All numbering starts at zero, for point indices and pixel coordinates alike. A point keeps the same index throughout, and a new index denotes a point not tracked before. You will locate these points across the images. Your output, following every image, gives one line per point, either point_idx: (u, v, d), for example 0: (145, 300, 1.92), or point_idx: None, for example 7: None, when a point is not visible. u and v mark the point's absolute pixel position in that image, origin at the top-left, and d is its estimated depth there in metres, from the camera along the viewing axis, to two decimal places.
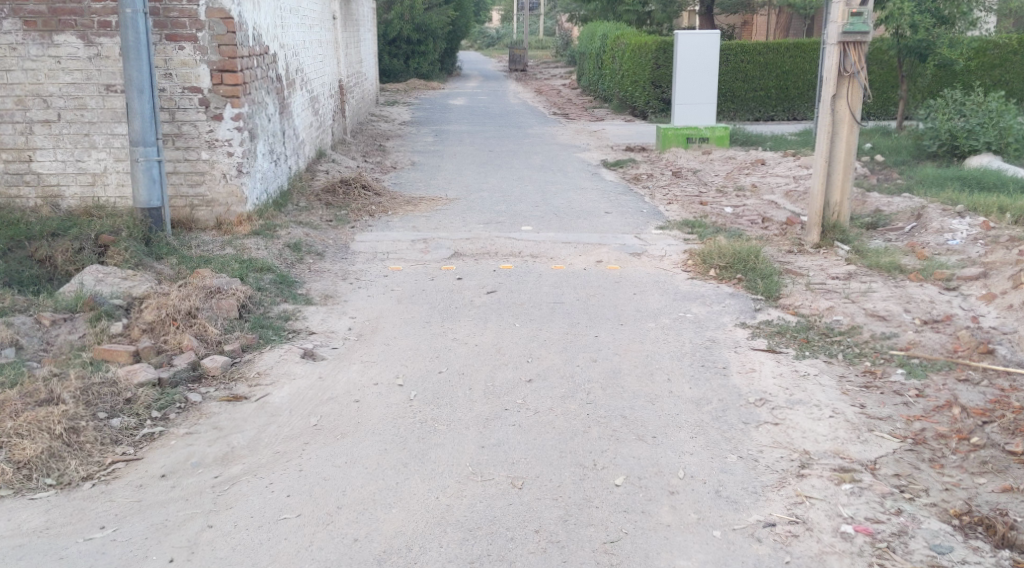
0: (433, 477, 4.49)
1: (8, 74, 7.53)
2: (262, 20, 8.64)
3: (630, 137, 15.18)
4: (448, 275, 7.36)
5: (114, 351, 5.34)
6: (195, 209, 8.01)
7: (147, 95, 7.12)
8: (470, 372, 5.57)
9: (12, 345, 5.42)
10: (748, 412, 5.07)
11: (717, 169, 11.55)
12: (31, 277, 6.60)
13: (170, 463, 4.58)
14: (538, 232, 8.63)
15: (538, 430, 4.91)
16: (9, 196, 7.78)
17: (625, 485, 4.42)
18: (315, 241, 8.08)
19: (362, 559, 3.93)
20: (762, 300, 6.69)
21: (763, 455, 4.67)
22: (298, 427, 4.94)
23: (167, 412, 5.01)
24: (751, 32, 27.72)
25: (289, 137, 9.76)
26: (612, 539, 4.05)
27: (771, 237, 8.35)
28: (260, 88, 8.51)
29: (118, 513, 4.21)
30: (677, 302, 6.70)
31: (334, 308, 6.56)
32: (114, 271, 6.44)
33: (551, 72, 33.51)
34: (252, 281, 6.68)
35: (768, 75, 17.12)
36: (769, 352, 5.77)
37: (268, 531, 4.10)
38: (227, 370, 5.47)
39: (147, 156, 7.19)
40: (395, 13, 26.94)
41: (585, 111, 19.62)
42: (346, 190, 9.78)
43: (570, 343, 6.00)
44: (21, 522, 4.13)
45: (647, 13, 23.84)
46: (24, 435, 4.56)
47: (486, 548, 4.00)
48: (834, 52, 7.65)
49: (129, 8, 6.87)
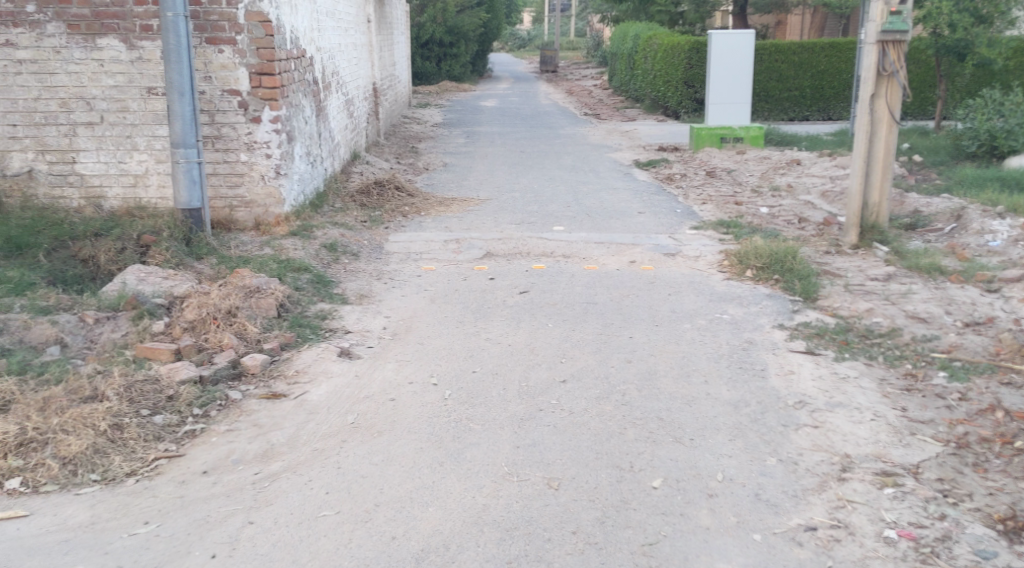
0: (469, 476, 4.51)
1: (52, 78, 7.64)
2: (299, 23, 8.73)
3: (663, 138, 15.12)
4: (479, 275, 7.38)
5: (156, 349, 5.42)
6: (234, 210, 8.09)
7: (187, 97, 7.19)
8: (505, 372, 5.59)
9: (56, 343, 5.52)
10: (787, 415, 5.03)
11: (752, 169, 11.45)
12: (74, 276, 6.70)
13: (211, 460, 4.63)
14: (569, 232, 8.64)
15: (572, 431, 4.91)
16: (52, 197, 7.90)
17: (663, 487, 4.41)
18: (350, 241, 8.14)
19: (400, 557, 3.95)
20: (799, 301, 6.64)
21: (803, 458, 4.64)
22: (335, 425, 4.99)
23: (208, 410, 5.07)
24: (785, 31, 27.49)
25: (324, 140, 9.82)
26: (650, 542, 4.04)
27: (809, 238, 8.26)
28: (297, 91, 8.59)
29: (160, 508, 4.26)
30: (713, 302, 6.68)
31: (369, 308, 6.60)
32: (155, 271, 6.51)
33: (581, 73, 33.42)
34: (290, 281, 6.77)
35: (803, 75, 16.98)
36: (807, 354, 5.73)
37: (307, 528, 4.14)
38: (266, 368, 5.53)
39: (188, 158, 7.25)
40: (428, 16, 27.13)
41: (617, 111, 19.59)
42: (380, 192, 9.86)
43: (603, 344, 5.99)
44: (67, 517, 4.18)
45: (679, 14, 23.67)
46: (68, 432, 4.63)
47: (523, 549, 4.00)
48: (873, 51, 7.58)
49: (170, 12, 6.96)
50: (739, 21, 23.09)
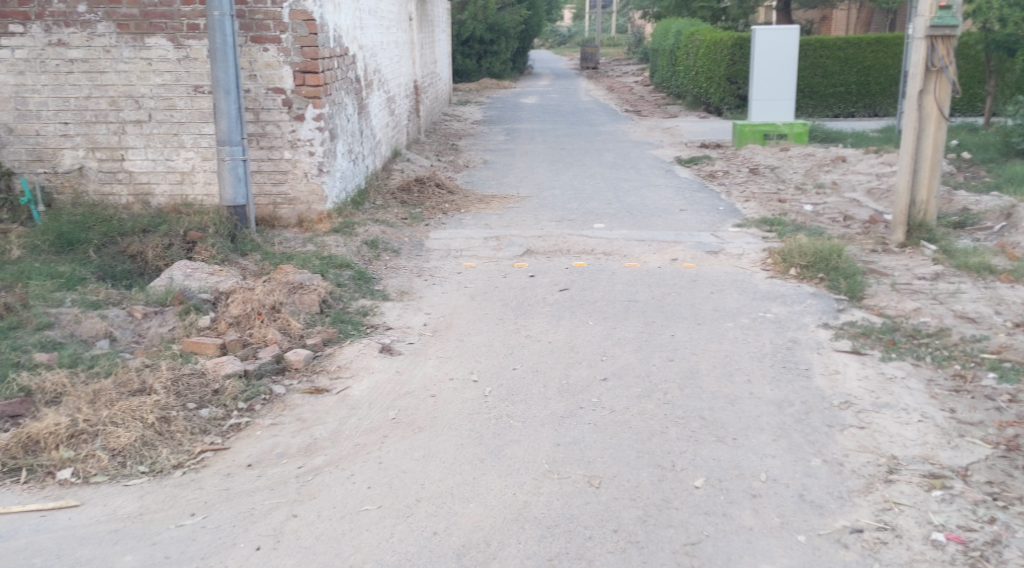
0: (510, 473, 4.52)
1: (102, 76, 7.78)
2: (342, 22, 8.79)
3: (705, 134, 15.01)
4: (520, 272, 7.39)
5: (202, 343, 5.51)
6: (278, 207, 8.19)
7: (233, 96, 7.28)
8: (545, 370, 5.58)
9: (106, 337, 5.64)
10: (832, 415, 4.97)
11: (796, 166, 11.31)
12: (123, 271, 6.83)
13: (256, 454, 4.70)
14: (610, 229, 8.61)
15: (613, 430, 4.89)
16: (102, 194, 8.06)
17: (705, 487, 4.38)
18: (391, 238, 8.20)
19: (441, 553, 3.97)
20: (844, 300, 6.55)
21: (849, 459, 4.58)
22: (377, 420, 5.03)
23: (252, 404, 5.14)
24: (830, 27, 27.12)
25: (366, 137, 9.89)
26: (692, 541, 4.02)
27: (854, 236, 8.14)
28: (340, 89, 8.66)
29: (206, 500, 4.33)
30: (756, 301, 6.62)
31: (410, 305, 6.64)
32: (201, 267, 6.61)
33: (622, 70, 33.29)
34: (332, 277, 6.83)
35: (849, 70, 16.74)
36: (853, 354, 5.65)
37: (350, 522, 4.18)
38: (309, 364, 5.59)
39: (233, 156, 7.34)
40: (469, 13, 27.19)
41: (659, 108, 19.48)
42: (420, 189, 9.91)
43: (644, 343, 5.96)
44: (116, 508, 4.26)
45: (722, 10, 23.45)
46: (117, 424, 4.72)
47: (564, 546, 4.00)
48: (922, 46, 7.46)
49: (216, 11, 7.05)
50: (783, 17, 22.82)
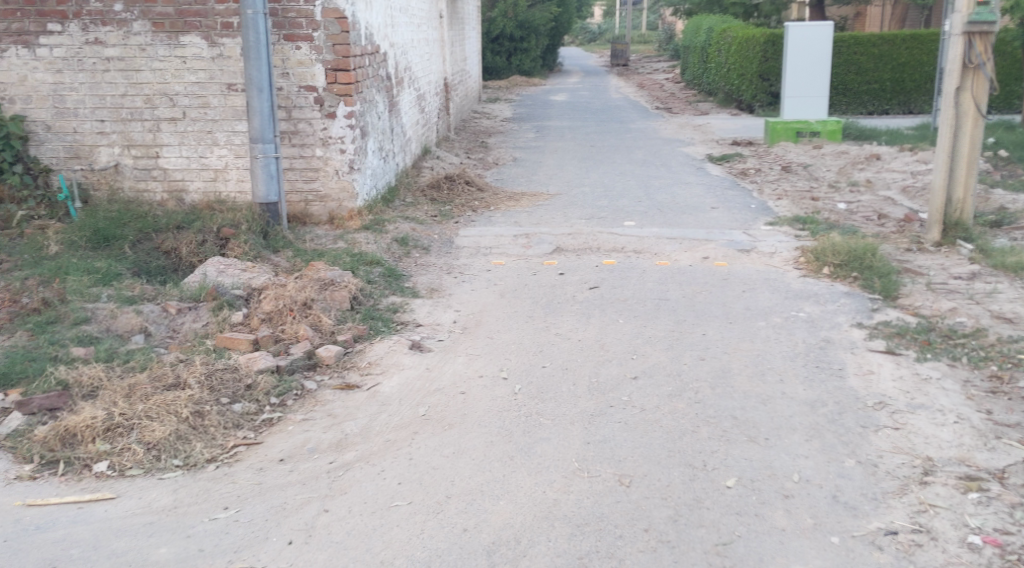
0: (540, 471, 4.52)
1: (137, 74, 7.88)
2: (374, 19, 8.83)
3: (736, 132, 14.90)
4: (549, 270, 7.38)
5: (235, 339, 5.56)
6: (309, 205, 8.24)
7: (266, 94, 7.33)
8: (575, 368, 5.58)
9: (141, 332, 5.71)
10: (866, 416, 4.92)
11: (829, 164, 11.20)
12: (157, 267, 6.91)
13: (288, 449, 4.73)
14: (641, 227, 8.58)
15: (643, 429, 4.87)
16: (137, 190, 8.16)
17: (736, 487, 4.35)
18: (421, 235, 8.22)
19: (472, 550, 3.98)
20: (879, 300, 6.48)
21: (883, 460, 4.53)
22: (407, 416, 5.05)
23: (284, 399, 5.18)
24: (864, 23, 26.82)
25: (397, 135, 9.93)
26: (724, 542, 4.00)
27: (889, 235, 8.05)
28: (371, 87, 8.70)
29: (239, 494, 4.37)
30: (789, 300, 6.56)
31: (440, 302, 6.65)
32: (234, 263, 6.67)
33: (653, 67, 33.11)
34: (362, 274, 6.86)
35: (883, 67, 16.54)
36: (888, 354, 5.59)
37: (380, 517, 4.20)
38: (340, 360, 5.62)
39: (266, 153, 7.40)
40: (499, 11, 27.20)
41: (690, 105, 19.36)
42: (450, 186, 9.94)
43: (676, 341, 5.93)
44: (151, 501, 4.31)
45: (754, 6, 23.27)
46: (152, 418, 4.77)
47: (594, 545, 3.99)
48: (959, 42, 7.35)
49: (250, 9, 7.10)
50: (817, 13, 22.59)
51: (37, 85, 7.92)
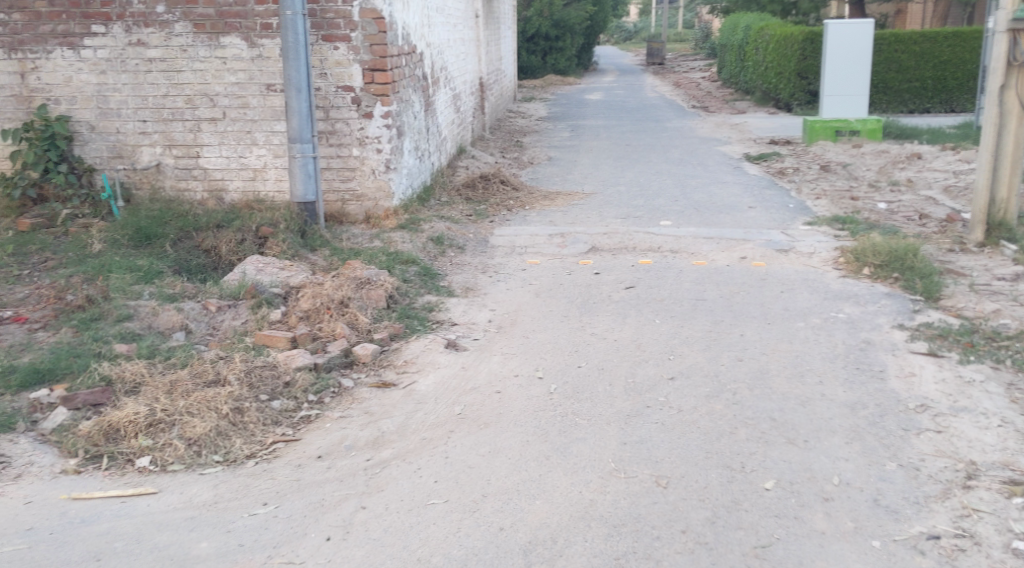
0: (576, 471, 4.52)
1: (179, 75, 7.99)
2: (411, 19, 8.87)
3: (774, 130, 14.77)
4: (585, 270, 7.37)
5: (274, 336, 5.61)
6: (346, 204, 8.30)
7: (304, 94, 7.39)
8: (611, 368, 5.56)
9: (182, 329, 5.80)
10: (907, 419, 4.86)
11: (869, 163, 11.06)
12: (197, 265, 7.00)
13: (325, 446, 4.78)
14: (677, 226, 8.53)
15: (681, 430, 4.85)
16: (178, 190, 8.27)
17: (775, 490, 4.32)
18: (456, 235, 8.24)
19: (508, 549, 3.99)
20: (920, 301, 6.39)
21: (925, 464, 4.47)
22: (443, 415, 5.07)
23: (322, 396, 5.23)
24: (905, 21, 26.45)
25: (432, 135, 9.97)
26: (762, 544, 3.97)
27: (930, 235, 7.93)
28: (407, 86, 8.74)
29: (278, 490, 4.42)
30: (828, 301, 6.49)
31: (475, 301, 6.67)
32: (272, 262, 6.75)
33: (689, 65, 32.91)
34: (398, 273, 6.90)
35: (924, 65, 16.30)
36: (930, 356, 5.51)
37: (417, 515, 4.22)
38: (376, 358, 5.66)
39: (304, 153, 7.47)
40: (535, 10, 27.20)
41: (726, 104, 19.22)
42: (485, 185, 9.96)
43: (713, 342, 5.89)
44: (192, 496, 4.37)
45: (793, 4, 23.06)
46: (193, 414, 4.83)
47: (632, 546, 3.98)
48: (1003, 40, 7.17)
49: (289, 10, 7.17)
50: (857, 11, 22.33)
51: (82, 86, 8.06)
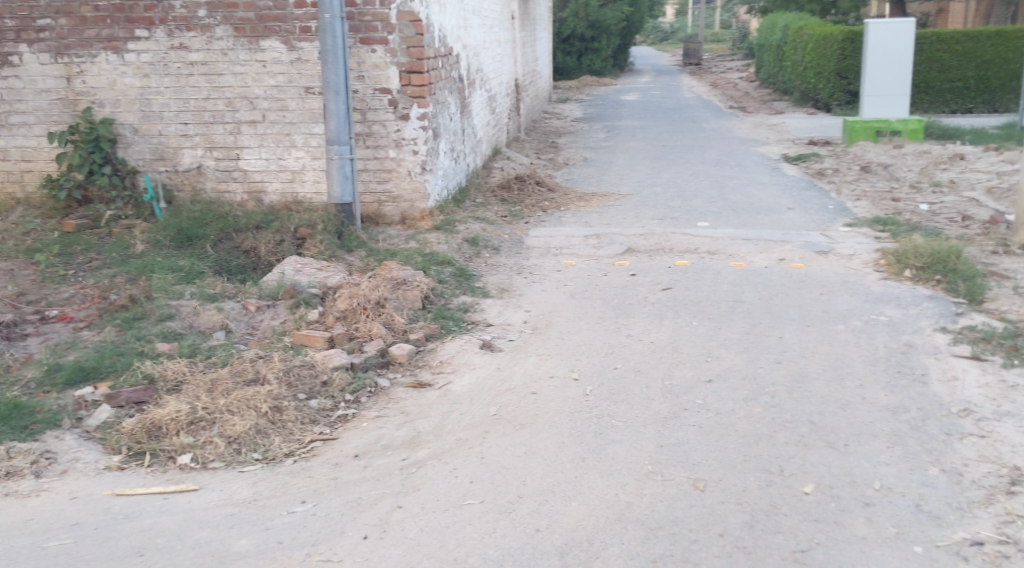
0: (612, 473, 4.51)
1: (220, 78, 8.09)
2: (447, 21, 8.91)
3: (812, 131, 14.62)
4: (621, 271, 7.36)
5: (311, 336, 5.66)
6: (382, 205, 8.36)
7: (342, 96, 7.46)
8: (647, 370, 5.54)
9: (222, 329, 5.87)
10: (950, 423, 4.79)
11: (910, 163, 10.90)
12: (237, 266, 7.09)
13: (362, 445, 4.81)
14: (714, 227, 8.48)
15: (719, 432, 4.82)
16: (218, 191, 8.38)
17: (815, 494, 4.28)
18: (492, 236, 8.26)
19: (544, 550, 3.99)
20: (963, 304, 6.30)
21: (968, 469, 4.41)
22: (479, 416, 5.08)
23: (359, 396, 5.27)
24: (947, 19, 26.07)
25: (468, 136, 10.00)
26: (802, 549, 3.93)
27: (973, 237, 7.80)
28: (444, 88, 8.78)
29: (316, 489, 4.46)
30: (868, 303, 6.41)
31: (511, 302, 6.68)
32: (310, 262, 6.82)
33: (726, 65, 32.69)
34: (434, 274, 6.93)
35: (967, 65, 16.03)
36: (973, 360, 5.42)
37: (453, 515, 4.24)
38: (412, 358, 5.69)
39: (341, 155, 7.53)
40: (571, 11, 27.18)
41: (764, 104, 19.05)
42: (521, 187, 9.98)
43: (751, 344, 5.85)
44: (232, 493, 4.43)
45: (832, 3, 22.83)
46: (233, 413, 4.90)
47: (669, 549, 3.97)
48: None
49: (328, 14, 7.24)
50: (897, 10, 22.05)
51: (126, 90, 8.20)
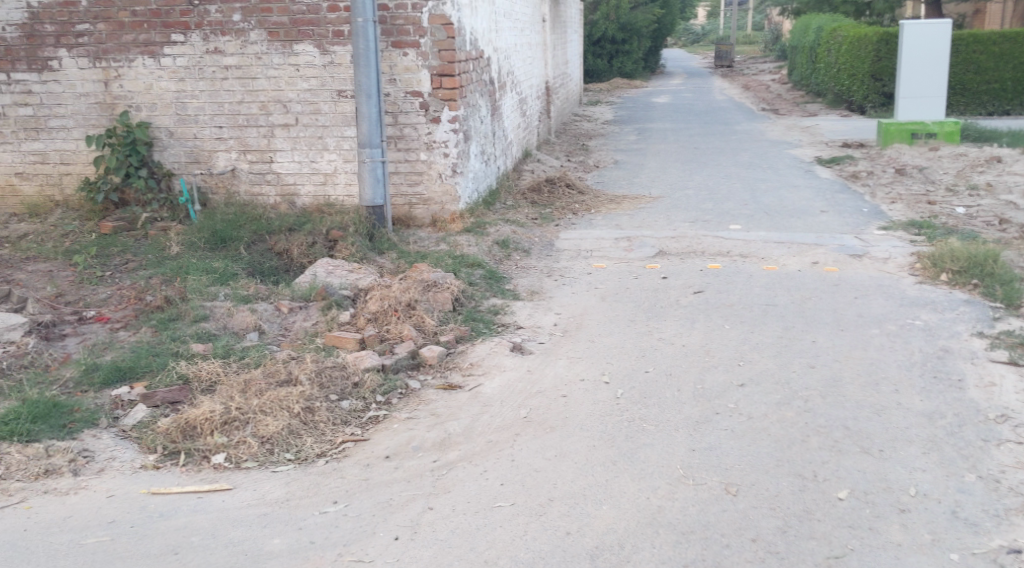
0: (643, 477, 4.49)
1: (254, 82, 8.18)
2: (479, 24, 8.95)
3: (846, 133, 14.48)
4: (652, 274, 7.33)
5: (343, 338, 5.71)
6: (413, 207, 8.39)
7: (374, 99, 7.51)
8: (678, 374, 5.52)
9: (255, 330, 5.93)
10: (987, 429, 4.72)
11: (946, 166, 10.76)
12: (270, 268, 7.16)
13: (393, 446, 4.84)
14: (747, 230, 8.42)
15: (751, 437, 4.79)
16: (252, 194, 8.47)
17: (849, 500, 4.23)
18: (522, 238, 8.27)
19: (575, 553, 3.99)
20: (1001, 309, 6.20)
21: (1006, 476, 4.34)
22: (509, 418, 5.09)
23: (390, 397, 5.30)
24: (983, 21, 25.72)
25: (499, 139, 10.02)
26: (836, 555, 3.89)
27: (1011, 240, 7.68)
28: (474, 91, 8.80)
29: (347, 490, 4.49)
30: (903, 308, 6.33)
31: (541, 305, 6.68)
32: (342, 264, 6.86)
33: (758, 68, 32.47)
34: (464, 276, 6.96)
35: (1004, 66, 15.80)
36: (1011, 366, 5.34)
37: (484, 517, 4.25)
38: (443, 360, 5.71)
39: (373, 158, 7.58)
40: (602, 13, 27.16)
41: (797, 107, 18.88)
42: (551, 189, 9.98)
43: (783, 348, 5.80)
44: (265, 493, 4.47)
45: (866, 5, 22.62)
46: (266, 413, 4.95)
47: (700, 553, 3.95)
48: None
49: (360, 18, 7.29)
50: (933, 11, 21.80)
51: (162, 93, 8.30)
